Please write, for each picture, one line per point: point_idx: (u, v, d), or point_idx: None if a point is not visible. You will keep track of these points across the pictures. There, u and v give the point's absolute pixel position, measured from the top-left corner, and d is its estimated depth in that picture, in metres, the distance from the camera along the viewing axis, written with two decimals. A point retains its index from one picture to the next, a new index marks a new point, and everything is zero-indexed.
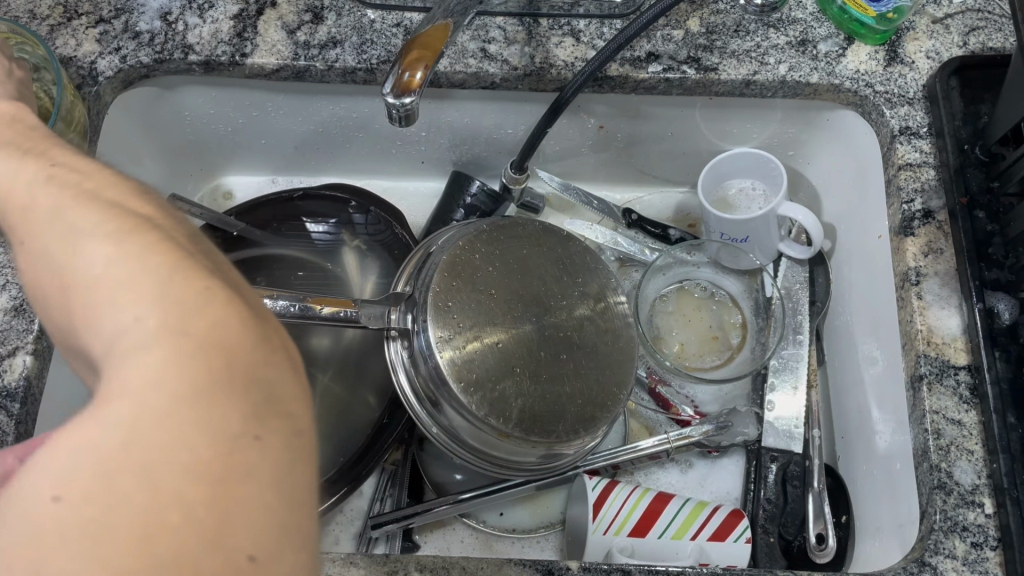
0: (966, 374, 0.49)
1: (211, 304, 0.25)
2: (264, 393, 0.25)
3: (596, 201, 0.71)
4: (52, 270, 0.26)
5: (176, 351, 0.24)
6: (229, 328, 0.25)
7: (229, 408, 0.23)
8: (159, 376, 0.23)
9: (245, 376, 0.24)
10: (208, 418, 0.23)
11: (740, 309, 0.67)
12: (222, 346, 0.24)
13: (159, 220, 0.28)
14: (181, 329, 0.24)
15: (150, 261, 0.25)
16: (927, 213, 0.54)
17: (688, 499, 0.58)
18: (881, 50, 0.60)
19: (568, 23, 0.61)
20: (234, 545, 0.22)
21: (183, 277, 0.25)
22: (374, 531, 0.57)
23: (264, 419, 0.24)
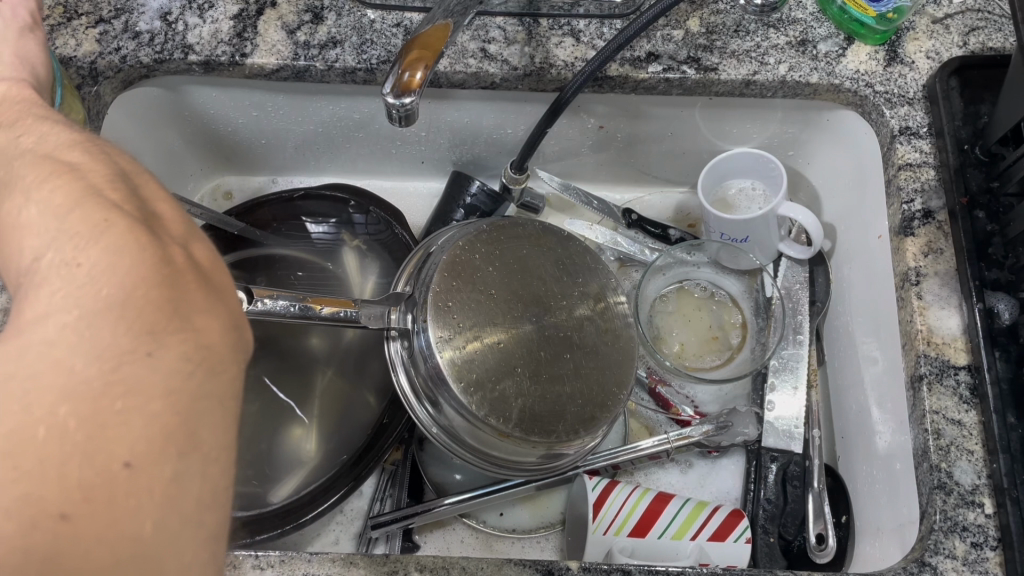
0: (966, 374, 0.49)
1: (109, 234, 0.27)
2: (164, 313, 0.26)
3: (596, 201, 0.71)
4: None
5: (69, 279, 0.26)
6: (128, 254, 0.27)
7: (117, 329, 0.25)
8: (54, 303, 0.25)
9: (142, 299, 0.26)
10: (93, 338, 0.25)
11: (740, 309, 0.67)
12: (117, 273, 0.26)
13: (92, 169, 0.30)
14: (76, 261, 0.26)
15: (56, 205, 0.28)
16: (927, 213, 0.54)
17: (687, 499, 0.58)
18: (880, 50, 0.60)
19: (568, 23, 0.61)
20: (108, 452, 0.23)
21: (87, 214, 0.27)
22: (374, 531, 0.57)
23: (158, 336, 0.26)
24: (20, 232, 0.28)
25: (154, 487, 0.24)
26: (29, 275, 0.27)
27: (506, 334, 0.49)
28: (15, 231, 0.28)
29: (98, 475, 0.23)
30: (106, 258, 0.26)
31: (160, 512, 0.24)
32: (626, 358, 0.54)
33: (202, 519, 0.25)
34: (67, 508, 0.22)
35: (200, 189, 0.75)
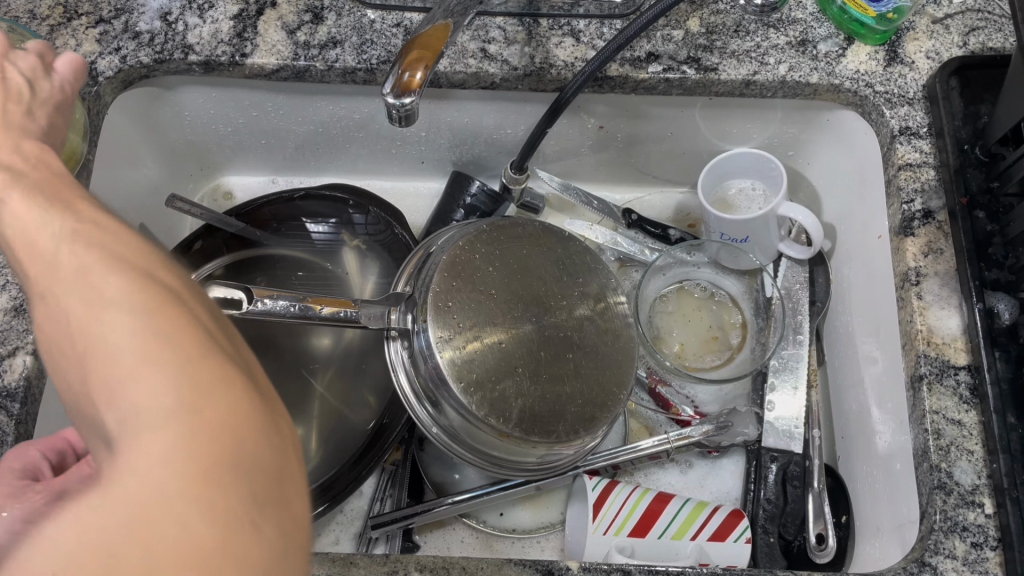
0: (966, 374, 0.49)
1: (220, 379, 0.25)
2: (270, 473, 0.25)
3: (596, 201, 0.71)
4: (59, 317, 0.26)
5: (182, 430, 0.23)
6: (237, 405, 0.25)
7: (231, 499, 0.23)
8: (165, 459, 0.23)
9: (252, 456, 0.24)
10: (210, 507, 0.23)
11: (740, 309, 0.67)
12: (228, 430, 0.24)
13: (180, 284, 0.27)
14: (188, 409, 0.24)
15: (161, 329, 0.25)
16: (927, 213, 0.54)
17: (688, 499, 0.58)
18: (880, 50, 0.60)
19: (568, 23, 0.61)
20: None
21: (197, 353, 0.25)
22: (373, 531, 0.57)
23: (267, 500, 0.24)
24: (102, 353, 0.25)
25: None
26: (118, 414, 0.24)
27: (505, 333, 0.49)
28: (94, 349, 0.25)
29: None
30: (220, 410, 0.24)
31: None
32: (626, 358, 0.54)
33: None
34: None
35: (200, 189, 0.75)
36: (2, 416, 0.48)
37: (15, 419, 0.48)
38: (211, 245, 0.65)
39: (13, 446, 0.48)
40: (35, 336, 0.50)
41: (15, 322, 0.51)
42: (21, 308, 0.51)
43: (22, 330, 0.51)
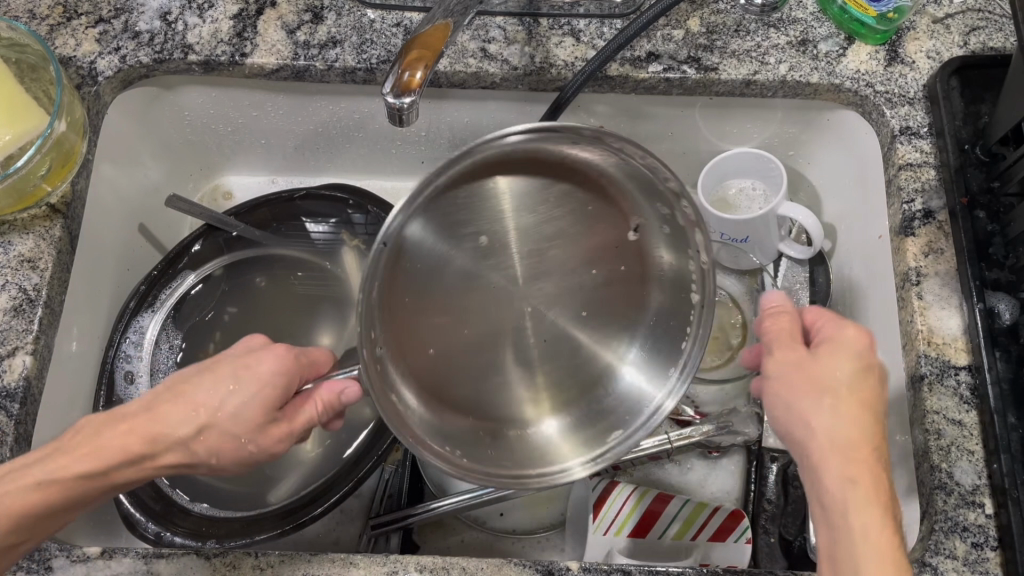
0: (966, 375, 0.49)
1: (829, 367, 0.39)
2: (869, 459, 0.37)
3: None
4: (812, 390, 0.39)
5: (841, 429, 0.38)
6: (839, 394, 0.39)
7: (868, 475, 0.37)
8: (838, 438, 0.38)
9: (857, 439, 0.37)
10: (857, 478, 0.36)
11: (740, 310, 0.67)
12: (849, 424, 0.38)
13: (823, 360, 0.40)
14: (851, 416, 0.38)
15: (810, 362, 0.40)
16: (927, 213, 0.54)
17: (688, 498, 0.58)
18: (881, 50, 0.60)
19: (568, 23, 0.61)
20: None
21: (812, 370, 0.40)
22: (375, 531, 0.57)
23: (870, 484, 0.36)
24: (816, 393, 0.39)
25: None
26: (802, 416, 0.39)
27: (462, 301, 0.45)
28: (811, 400, 0.39)
29: None
30: (840, 421, 0.38)
31: None
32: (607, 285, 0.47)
33: None
34: None
35: (200, 189, 0.74)
36: (2, 417, 0.48)
37: (15, 419, 0.48)
38: (210, 245, 0.65)
39: (13, 445, 0.48)
40: (35, 336, 0.50)
41: (15, 322, 0.51)
42: (21, 307, 0.51)
43: (22, 330, 0.51)
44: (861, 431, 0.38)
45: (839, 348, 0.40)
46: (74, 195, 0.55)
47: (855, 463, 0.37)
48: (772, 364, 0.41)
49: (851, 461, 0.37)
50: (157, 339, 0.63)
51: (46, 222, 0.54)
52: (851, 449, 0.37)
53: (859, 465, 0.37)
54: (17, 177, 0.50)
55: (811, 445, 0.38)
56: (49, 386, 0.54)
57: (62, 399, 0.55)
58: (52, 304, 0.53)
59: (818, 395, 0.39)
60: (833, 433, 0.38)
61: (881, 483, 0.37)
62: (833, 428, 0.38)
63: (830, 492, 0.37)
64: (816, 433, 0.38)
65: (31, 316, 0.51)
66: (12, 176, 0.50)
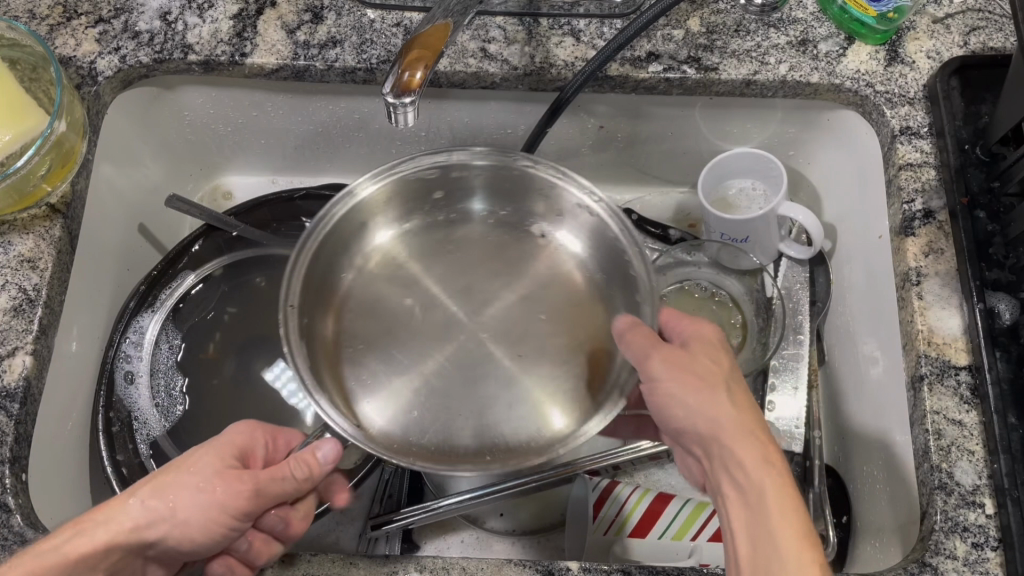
0: (966, 375, 0.49)
1: (697, 352, 0.45)
2: (751, 426, 0.42)
3: None
4: (692, 373, 0.44)
5: (720, 402, 0.43)
6: (711, 373, 0.44)
7: (754, 438, 0.42)
8: (718, 408, 0.43)
9: (738, 410, 0.43)
10: (745, 442, 0.41)
11: (740, 310, 0.65)
12: (727, 399, 0.43)
13: (694, 346, 0.46)
14: (724, 389, 0.44)
15: (683, 351, 0.45)
16: (927, 213, 0.54)
17: (688, 499, 0.57)
18: (881, 50, 0.60)
19: (568, 23, 0.61)
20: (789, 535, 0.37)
21: (690, 357, 0.45)
22: (374, 531, 0.58)
23: (761, 446, 0.41)
24: (692, 375, 0.44)
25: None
26: (686, 400, 0.43)
27: (419, 294, 0.50)
28: (690, 382, 0.44)
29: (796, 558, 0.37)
30: (718, 396, 0.43)
31: None
32: (523, 242, 0.52)
33: None
34: None
35: (200, 189, 0.74)
36: (2, 416, 0.48)
37: (15, 419, 0.48)
38: (210, 245, 0.66)
39: (12, 445, 0.47)
40: (35, 336, 0.50)
41: (15, 322, 0.51)
42: (21, 307, 0.51)
43: (22, 330, 0.51)
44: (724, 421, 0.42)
45: (700, 339, 0.46)
46: (74, 195, 0.55)
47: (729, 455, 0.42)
48: (655, 363, 0.43)
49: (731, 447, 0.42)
50: (157, 339, 0.62)
51: (46, 222, 0.54)
52: (733, 416, 0.42)
53: (747, 429, 0.42)
54: (17, 176, 0.50)
55: (700, 422, 0.43)
56: (49, 386, 0.54)
57: (61, 399, 0.55)
58: (52, 304, 0.52)
59: (696, 377, 0.44)
60: (714, 406, 0.43)
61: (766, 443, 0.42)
62: (715, 402, 0.43)
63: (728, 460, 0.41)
64: (692, 418, 0.43)
65: (31, 316, 0.51)
66: (12, 175, 0.50)
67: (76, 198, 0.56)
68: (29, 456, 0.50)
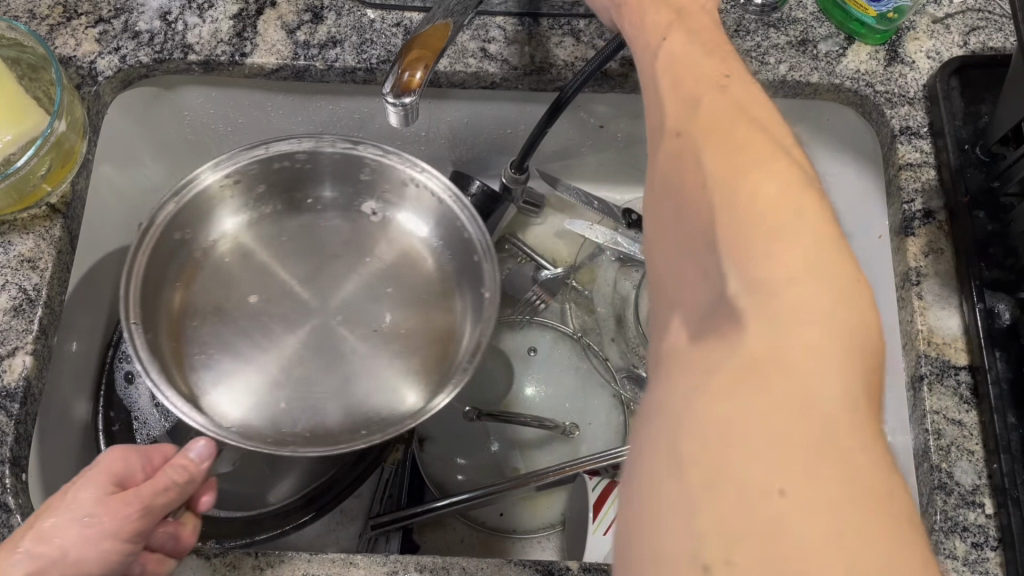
0: (966, 374, 0.49)
1: (723, 113, 0.29)
2: (774, 204, 0.26)
3: (596, 201, 0.68)
4: (696, 136, 0.29)
5: (729, 182, 0.27)
6: (739, 144, 0.28)
7: (769, 211, 0.26)
8: (731, 187, 0.27)
9: (760, 186, 0.27)
10: (746, 229, 0.26)
11: None
12: (747, 180, 0.27)
13: (717, 92, 0.30)
14: (749, 156, 0.28)
15: (697, 104, 0.30)
16: (927, 213, 0.54)
17: None
18: (881, 50, 0.60)
19: (569, 23, 0.61)
20: (782, 391, 0.24)
21: (709, 106, 0.30)
22: (373, 531, 0.58)
23: (799, 244, 0.26)
24: (706, 146, 0.29)
25: (785, 478, 0.23)
26: (689, 157, 0.29)
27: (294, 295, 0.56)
28: (699, 148, 0.29)
29: (780, 427, 0.23)
30: (755, 169, 0.27)
31: (780, 507, 0.22)
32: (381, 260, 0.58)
33: (809, 493, 0.22)
34: (777, 490, 0.22)
35: None
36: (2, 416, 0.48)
37: (15, 419, 0.48)
38: None
39: (12, 445, 0.47)
40: (35, 336, 0.50)
41: (15, 322, 0.51)
42: (21, 307, 0.51)
43: (22, 330, 0.51)
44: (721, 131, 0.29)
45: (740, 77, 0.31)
46: (74, 195, 0.55)
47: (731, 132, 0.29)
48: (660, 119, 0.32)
49: (778, 373, 0.24)
50: None
51: (46, 222, 0.54)
52: (738, 193, 0.27)
53: (758, 203, 0.26)
54: (17, 176, 0.50)
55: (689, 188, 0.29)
56: (48, 386, 0.54)
57: (61, 398, 0.55)
58: (52, 304, 0.52)
59: (700, 131, 0.29)
60: (720, 166, 0.28)
61: (790, 216, 0.26)
62: (720, 164, 0.28)
63: (715, 287, 0.27)
64: (700, 176, 0.28)
65: (31, 316, 0.51)
66: (13, 176, 0.50)
67: (76, 198, 0.56)
68: (28, 456, 0.50)
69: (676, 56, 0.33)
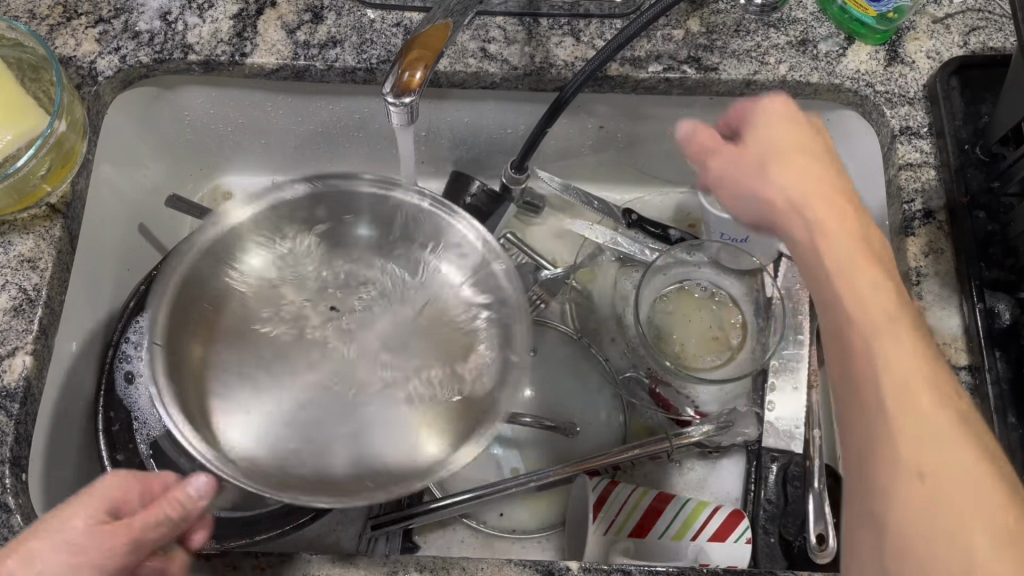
0: (966, 374, 0.49)
1: (829, 205, 0.38)
2: (876, 279, 0.35)
3: (596, 201, 0.70)
4: (785, 216, 0.39)
5: (841, 270, 0.35)
6: (842, 236, 0.37)
7: (876, 288, 0.34)
8: (863, 276, 0.35)
9: (853, 269, 0.35)
10: (886, 307, 0.34)
11: (741, 309, 0.66)
12: (880, 266, 0.35)
13: (806, 184, 0.39)
14: (880, 246, 0.36)
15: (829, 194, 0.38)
16: (927, 213, 0.54)
17: (688, 499, 0.58)
18: (881, 50, 0.60)
19: (569, 23, 0.61)
20: (905, 431, 0.31)
21: (815, 201, 0.38)
22: (374, 531, 0.58)
23: (892, 312, 0.34)
24: (782, 213, 0.40)
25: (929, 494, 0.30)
26: (802, 235, 0.38)
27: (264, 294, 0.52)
28: (778, 211, 0.40)
29: (908, 472, 0.30)
30: (826, 248, 0.37)
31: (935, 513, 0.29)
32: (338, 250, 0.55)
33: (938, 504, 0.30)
34: (918, 485, 0.30)
35: (200, 189, 0.74)
36: (2, 417, 0.48)
37: (15, 419, 0.48)
38: None
39: (12, 446, 0.47)
40: (35, 336, 0.50)
41: (15, 321, 0.51)
42: (21, 307, 0.51)
43: (22, 330, 0.50)
44: (886, 323, 0.34)
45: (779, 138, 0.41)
46: (74, 195, 0.55)
47: (924, 365, 0.32)
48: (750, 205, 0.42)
49: (905, 425, 0.31)
50: None
51: (46, 222, 0.54)
52: (851, 267, 0.35)
53: (889, 271, 0.35)
54: (17, 176, 0.50)
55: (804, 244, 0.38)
56: (48, 386, 0.54)
57: (61, 398, 0.55)
58: (52, 303, 0.52)
59: (798, 205, 0.39)
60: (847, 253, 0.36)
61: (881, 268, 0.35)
62: (837, 251, 0.36)
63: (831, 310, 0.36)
64: (810, 256, 0.38)
65: (31, 316, 0.51)
66: (13, 176, 0.50)
67: (76, 198, 0.56)
68: (28, 456, 0.50)
69: (789, 194, 0.39)
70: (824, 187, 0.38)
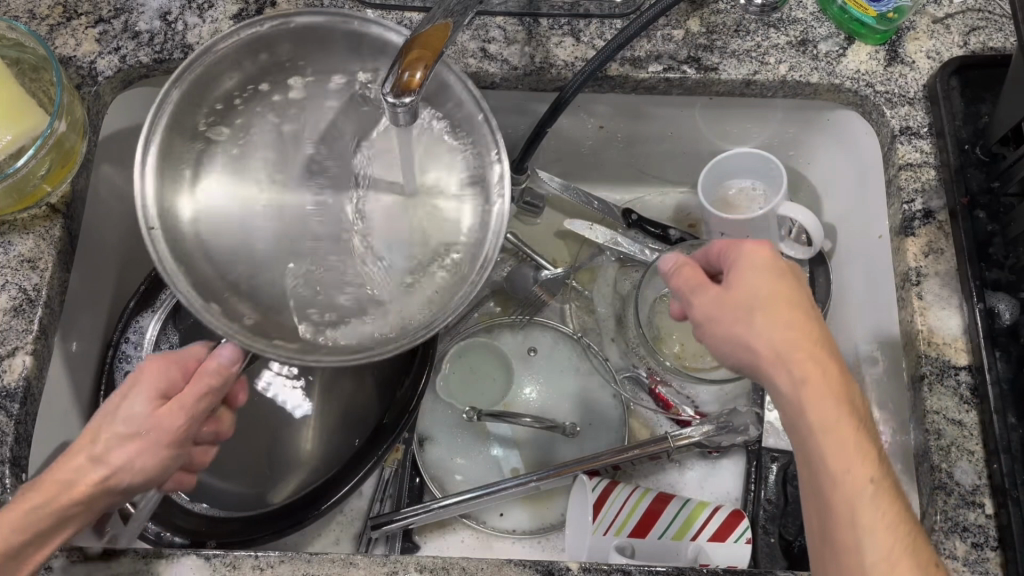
0: (966, 375, 0.49)
1: (793, 333, 0.40)
2: (842, 409, 0.38)
3: (596, 201, 0.68)
4: (750, 347, 0.41)
5: (808, 397, 0.39)
6: (805, 367, 0.39)
7: (840, 414, 0.38)
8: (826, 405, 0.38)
9: (823, 400, 0.38)
10: (849, 435, 0.38)
11: None
12: (843, 396, 0.39)
13: (768, 314, 0.41)
14: (843, 374, 0.39)
15: (792, 323, 0.40)
16: (927, 213, 0.54)
17: (688, 499, 0.58)
18: (881, 50, 0.60)
19: (569, 23, 0.61)
20: (867, 550, 0.36)
21: (780, 330, 0.40)
22: (373, 531, 0.58)
23: (851, 436, 0.38)
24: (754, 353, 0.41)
25: None
26: (773, 365, 0.40)
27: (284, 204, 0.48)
28: (741, 348, 0.41)
29: None
30: (796, 382, 0.39)
31: None
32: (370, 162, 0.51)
33: None
34: None
35: None
36: (2, 417, 0.48)
37: (15, 419, 0.48)
38: None
39: (12, 446, 0.48)
40: (36, 336, 0.50)
41: (15, 321, 0.51)
42: (21, 307, 0.51)
43: (22, 330, 0.51)
44: (857, 451, 0.38)
45: (751, 266, 0.43)
46: (73, 195, 0.55)
47: (900, 532, 0.36)
48: (705, 317, 0.43)
49: (871, 551, 0.36)
50: (156, 339, 0.61)
51: (46, 222, 0.54)
52: (818, 398, 0.39)
53: (851, 400, 0.39)
54: (17, 176, 0.50)
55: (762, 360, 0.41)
56: (49, 386, 0.54)
57: (61, 398, 0.55)
58: (52, 304, 0.52)
59: (758, 329, 0.41)
60: (813, 384, 0.39)
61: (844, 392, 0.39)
62: (801, 382, 0.39)
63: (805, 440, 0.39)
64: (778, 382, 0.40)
65: (31, 316, 0.51)
66: (13, 176, 0.50)
67: (76, 198, 0.56)
68: (29, 456, 0.50)
69: (773, 335, 0.40)
70: (797, 331, 0.40)
